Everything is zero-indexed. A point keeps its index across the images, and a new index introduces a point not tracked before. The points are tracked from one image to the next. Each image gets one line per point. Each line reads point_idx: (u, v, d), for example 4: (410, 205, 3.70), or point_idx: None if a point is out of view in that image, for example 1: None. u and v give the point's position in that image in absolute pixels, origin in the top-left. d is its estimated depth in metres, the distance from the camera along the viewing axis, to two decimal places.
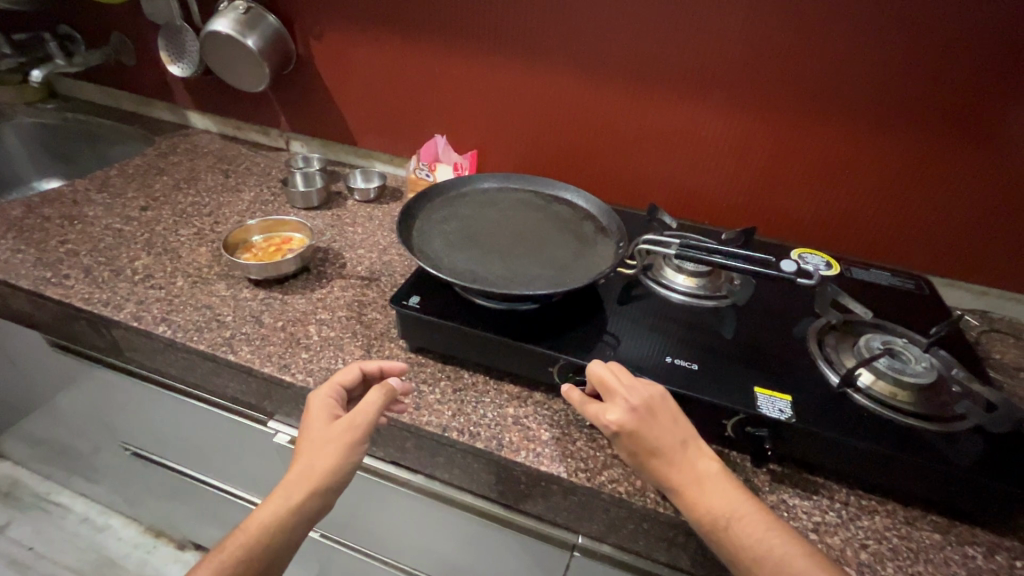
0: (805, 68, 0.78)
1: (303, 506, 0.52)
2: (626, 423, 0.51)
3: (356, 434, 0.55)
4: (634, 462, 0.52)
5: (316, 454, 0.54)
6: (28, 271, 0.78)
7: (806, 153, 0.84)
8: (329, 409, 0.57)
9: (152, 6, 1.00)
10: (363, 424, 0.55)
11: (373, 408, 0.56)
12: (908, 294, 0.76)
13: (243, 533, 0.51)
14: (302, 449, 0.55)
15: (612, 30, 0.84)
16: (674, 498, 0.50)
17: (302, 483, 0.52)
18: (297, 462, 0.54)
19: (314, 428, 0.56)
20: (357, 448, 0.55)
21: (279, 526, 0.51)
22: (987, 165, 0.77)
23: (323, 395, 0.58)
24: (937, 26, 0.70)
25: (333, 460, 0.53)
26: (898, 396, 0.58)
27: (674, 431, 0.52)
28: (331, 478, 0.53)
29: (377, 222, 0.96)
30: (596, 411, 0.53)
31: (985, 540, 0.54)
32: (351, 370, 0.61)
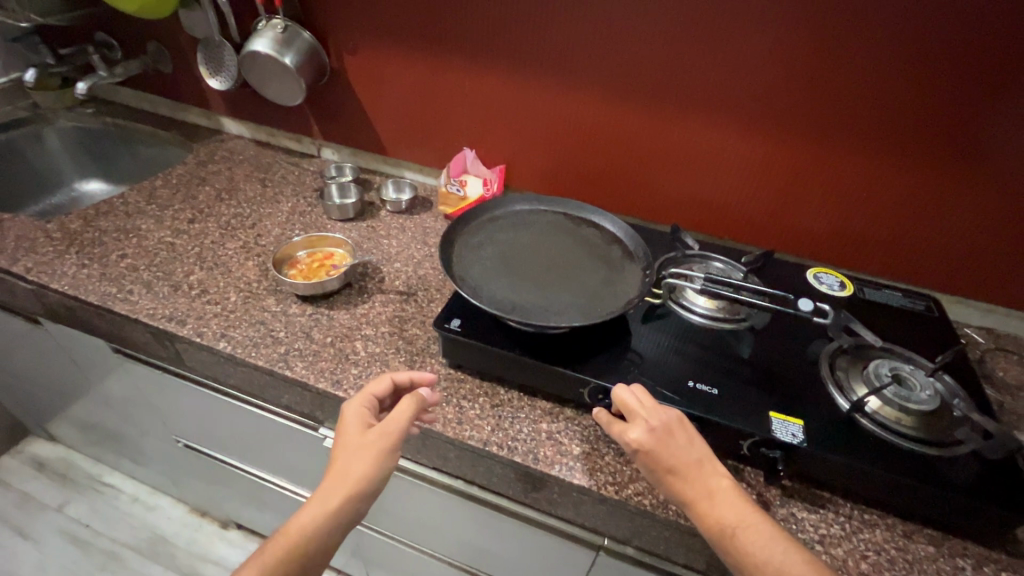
0: (826, 96, 0.81)
1: (340, 511, 0.57)
2: (644, 442, 0.57)
3: (389, 442, 0.61)
4: (652, 477, 0.58)
5: (352, 462, 0.59)
6: (95, 286, 0.84)
7: (828, 176, 0.87)
8: (363, 418, 0.63)
9: (192, 22, 1.05)
10: (397, 433, 0.61)
11: (405, 418, 0.62)
12: (919, 317, 0.79)
13: (284, 536, 0.56)
14: (338, 456, 0.60)
15: (635, 52, 0.86)
16: (693, 510, 0.55)
17: (339, 489, 0.58)
18: (334, 469, 0.59)
19: (350, 436, 0.61)
20: (390, 456, 0.60)
21: (317, 529, 0.56)
22: (986, 189, 0.80)
23: (357, 405, 0.64)
24: (937, 58, 0.73)
25: (368, 467, 0.59)
26: (903, 421, 0.63)
27: (691, 449, 0.58)
28: (367, 484, 0.59)
29: (410, 234, 1.01)
30: (620, 432, 0.60)
31: (975, 552, 0.60)
32: (384, 381, 0.66)
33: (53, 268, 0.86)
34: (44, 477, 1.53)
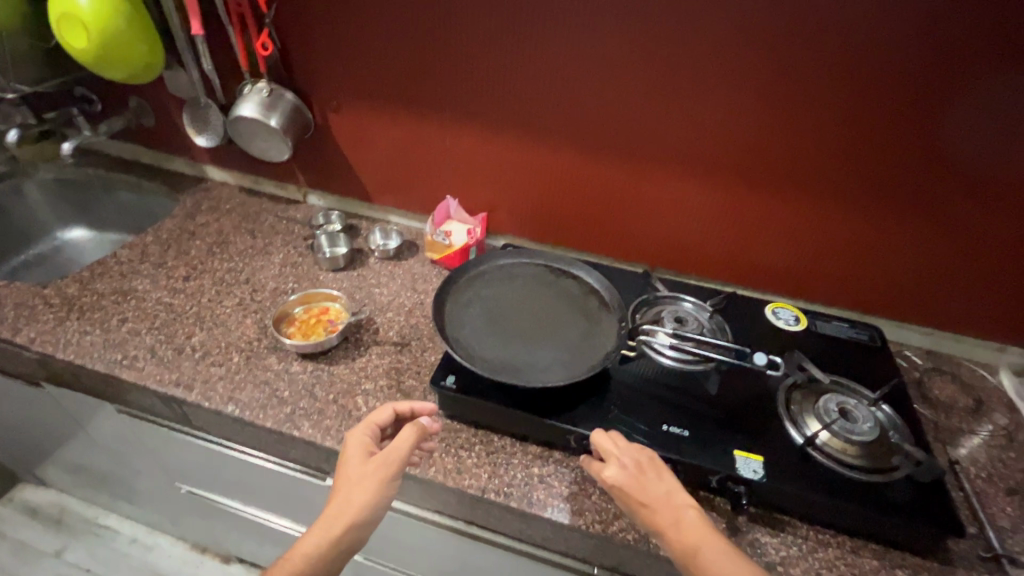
0: (774, 152, 0.90)
1: (341, 537, 0.62)
2: (618, 478, 0.65)
3: (390, 470, 0.65)
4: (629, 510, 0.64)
5: (354, 490, 0.64)
6: (100, 354, 0.87)
7: (779, 220, 0.96)
8: (365, 447, 0.68)
9: (177, 84, 1.08)
10: (397, 461, 0.66)
11: (405, 447, 0.67)
12: (863, 348, 0.89)
13: (290, 561, 0.61)
14: (342, 483, 0.65)
15: (603, 112, 0.94)
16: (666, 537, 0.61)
17: (342, 515, 0.62)
18: (338, 496, 0.64)
19: (353, 463, 0.66)
20: (391, 483, 0.65)
21: (320, 553, 0.61)
22: (914, 232, 0.90)
23: (360, 434, 0.69)
24: (867, 122, 0.83)
25: (369, 494, 0.63)
26: (848, 450, 0.72)
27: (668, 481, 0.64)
28: (368, 510, 0.63)
29: (399, 281, 1.07)
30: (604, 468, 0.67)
31: (912, 562, 0.69)
32: (385, 411, 0.73)
33: (56, 337, 0.90)
34: (38, 524, 1.54)
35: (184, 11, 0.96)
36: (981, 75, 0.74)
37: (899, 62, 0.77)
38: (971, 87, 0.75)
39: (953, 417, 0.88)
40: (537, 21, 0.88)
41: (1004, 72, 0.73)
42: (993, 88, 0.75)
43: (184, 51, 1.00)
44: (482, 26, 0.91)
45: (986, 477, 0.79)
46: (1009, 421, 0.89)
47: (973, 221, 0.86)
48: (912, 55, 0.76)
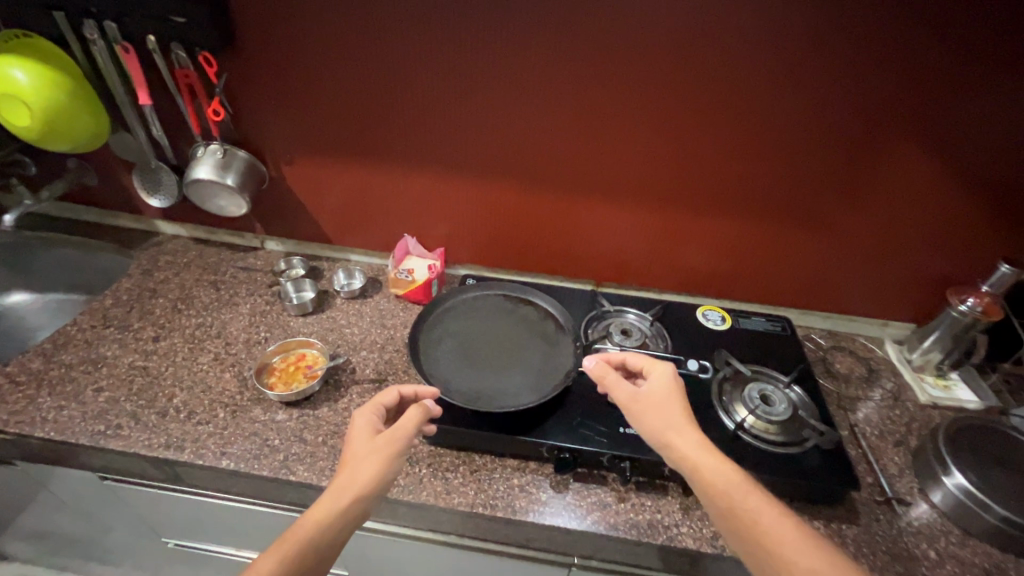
0: (690, 178, 1.04)
1: (349, 509, 0.63)
2: (663, 375, 0.78)
3: (396, 446, 0.69)
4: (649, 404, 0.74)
5: (361, 463, 0.67)
6: (81, 427, 0.89)
7: (700, 234, 1.11)
8: (371, 426, 0.73)
9: (124, 147, 1.10)
10: (402, 437, 0.70)
11: (410, 425, 0.72)
12: (777, 337, 1.06)
13: (298, 530, 0.60)
14: (351, 459, 0.68)
15: (542, 152, 1.05)
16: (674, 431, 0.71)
17: (350, 488, 0.64)
18: (345, 471, 0.66)
19: (361, 442, 0.70)
20: (396, 459, 0.68)
21: (329, 524, 0.61)
22: (808, 235, 1.07)
23: (367, 415, 0.75)
24: (761, 150, 0.98)
25: (376, 466, 0.66)
26: (769, 430, 0.86)
27: (672, 391, 0.76)
28: (375, 482, 0.65)
29: (368, 319, 1.14)
30: (614, 376, 0.78)
31: (827, 514, 0.84)
32: (391, 394, 0.79)
33: (31, 416, 0.90)
34: None
35: (128, 80, 0.99)
36: (850, 115, 0.91)
37: (788, 105, 0.92)
38: (844, 123, 0.92)
39: (851, 386, 1.06)
40: (478, 77, 0.97)
41: (867, 112, 0.90)
42: (860, 124, 0.92)
43: (130, 116, 1.02)
44: (427, 83, 0.99)
45: (878, 434, 0.97)
46: (894, 384, 1.08)
47: (851, 224, 1.04)
48: (797, 99, 0.91)
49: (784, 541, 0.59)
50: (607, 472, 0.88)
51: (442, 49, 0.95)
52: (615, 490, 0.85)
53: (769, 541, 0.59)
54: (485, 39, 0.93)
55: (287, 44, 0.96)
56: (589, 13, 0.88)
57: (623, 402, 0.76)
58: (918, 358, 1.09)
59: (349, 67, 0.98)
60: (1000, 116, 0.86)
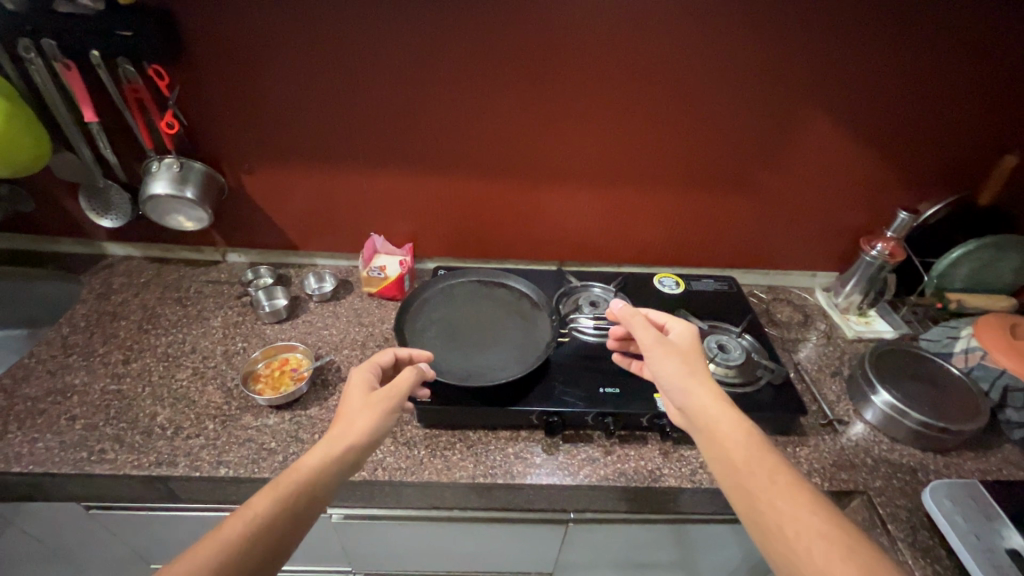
0: (636, 156, 1.13)
1: (344, 456, 0.67)
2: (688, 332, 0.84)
3: (390, 403, 0.74)
4: (674, 351, 0.80)
5: (357, 415, 0.71)
6: (61, 457, 0.87)
7: (649, 208, 1.21)
8: (367, 383, 0.77)
9: (66, 168, 1.05)
10: (397, 395, 0.75)
11: (405, 385, 0.77)
12: (726, 294, 1.18)
13: (294, 472, 0.63)
14: (345, 412, 0.72)
15: (499, 142, 1.11)
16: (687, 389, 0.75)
17: (346, 438, 0.68)
18: (341, 423, 0.70)
19: (356, 396, 0.74)
20: (390, 415, 0.73)
21: (325, 469, 0.65)
22: (743, 201, 1.20)
23: (364, 371, 0.79)
24: (695, 126, 1.09)
25: (371, 419, 0.71)
26: (727, 373, 0.97)
27: (691, 345, 0.82)
28: (370, 433, 0.70)
29: (345, 319, 1.16)
30: (642, 319, 0.83)
31: (783, 440, 0.96)
32: (388, 353, 0.84)
33: (3, 452, 0.86)
34: None
35: (69, 97, 0.96)
36: (774, 88, 1.03)
37: (722, 84, 1.03)
38: (769, 97, 1.04)
39: (791, 331, 1.20)
40: (436, 77, 1.02)
41: (787, 85, 1.03)
42: (781, 97, 1.04)
43: (74, 135, 0.99)
44: (385, 83, 1.02)
45: (817, 368, 1.12)
46: (825, 325, 1.23)
47: (777, 187, 1.18)
48: (728, 78, 1.02)
49: (783, 495, 0.62)
50: (592, 430, 0.96)
51: (397, 48, 0.98)
52: (601, 445, 0.94)
53: (769, 493, 0.62)
54: (441, 39, 0.98)
55: (240, 54, 0.97)
56: (536, 10, 0.95)
57: (649, 342, 0.80)
58: (843, 301, 1.25)
59: (305, 73, 1.00)
60: (894, 85, 1.02)
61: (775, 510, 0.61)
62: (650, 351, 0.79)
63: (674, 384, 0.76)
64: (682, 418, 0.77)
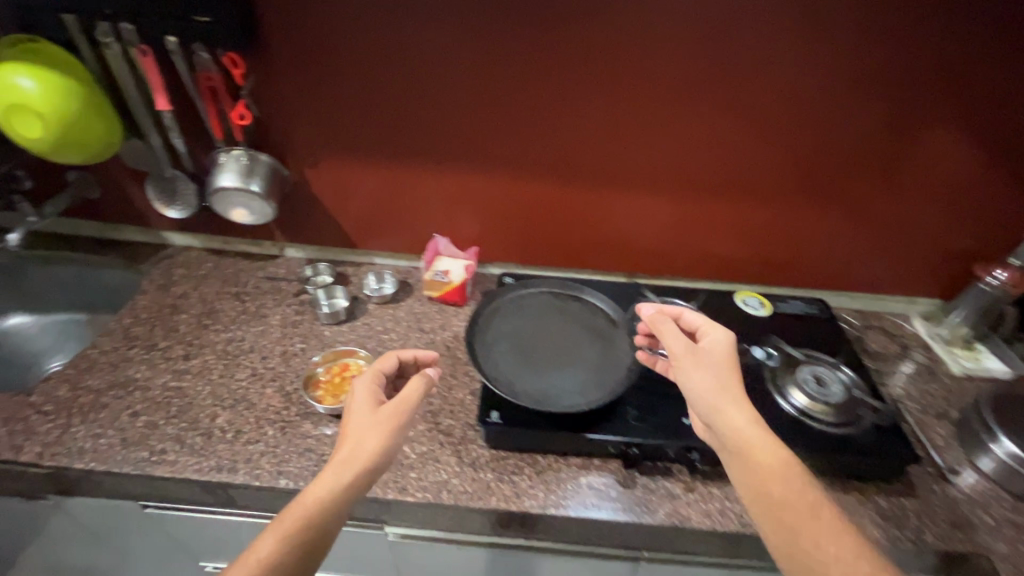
0: (720, 161, 1.03)
1: (352, 482, 0.63)
2: (717, 339, 0.79)
3: (400, 417, 0.70)
4: (701, 362, 0.75)
5: (366, 433, 0.67)
6: (122, 455, 0.84)
7: (730, 218, 1.11)
8: (374, 395, 0.73)
9: (135, 156, 1.03)
10: (407, 408, 0.71)
11: (415, 396, 0.72)
12: (816, 319, 1.08)
13: (301, 506, 0.60)
14: (352, 432, 0.68)
15: (573, 142, 1.03)
16: (720, 411, 0.71)
17: (356, 461, 0.65)
18: (347, 443, 0.66)
19: (363, 412, 0.70)
20: (400, 430, 0.69)
21: (334, 498, 0.61)
22: (837, 214, 1.08)
23: (369, 382, 0.75)
24: (788, 129, 0.98)
25: (380, 439, 0.67)
26: (826, 412, 0.87)
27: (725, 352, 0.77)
28: (379, 453, 0.66)
29: (404, 324, 1.11)
30: (671, 327, 0.79)
31: (890, 490, 0.85)
32: (391, 359, 0.80)
33: (66, 447, 0.85)
34: None
35: (143, 84, 0.94)
36: (886, 92, 0.93)
37: (828, 86, 0.93)
38: (878, 102, 0.94)
39: (887, 362, 1.09)
40: (514, 71, 0.95)
41: (902, 89, 0.92)
42: (894, 102, 0.94)
43: (145, 123, 0.97)
44: (460, 77, 0.96)
45: (920, 408, 1.00)
46: (926, 358, 1.12)
47: (877, 200, 1.06)
48: (835, 79, 0.93)
49: (828, 537, 0.59)
50: (671, 463, 0.88)
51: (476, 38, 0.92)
52: (683, 481, 0.86)
53: (813, 536, 0.60)
54: (524, 31, 0.91)
55: (315, 43, 0.92)
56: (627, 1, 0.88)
57: (677, 352, 0.77)
58: (947, 332, 1.13)
59: (380, 64, 0.95)
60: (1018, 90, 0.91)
61: (819, 554, 0.59)
62: (676, 362, 0.76)
63: (703, 403, 0.72)
64: (712, 434, 0.73)
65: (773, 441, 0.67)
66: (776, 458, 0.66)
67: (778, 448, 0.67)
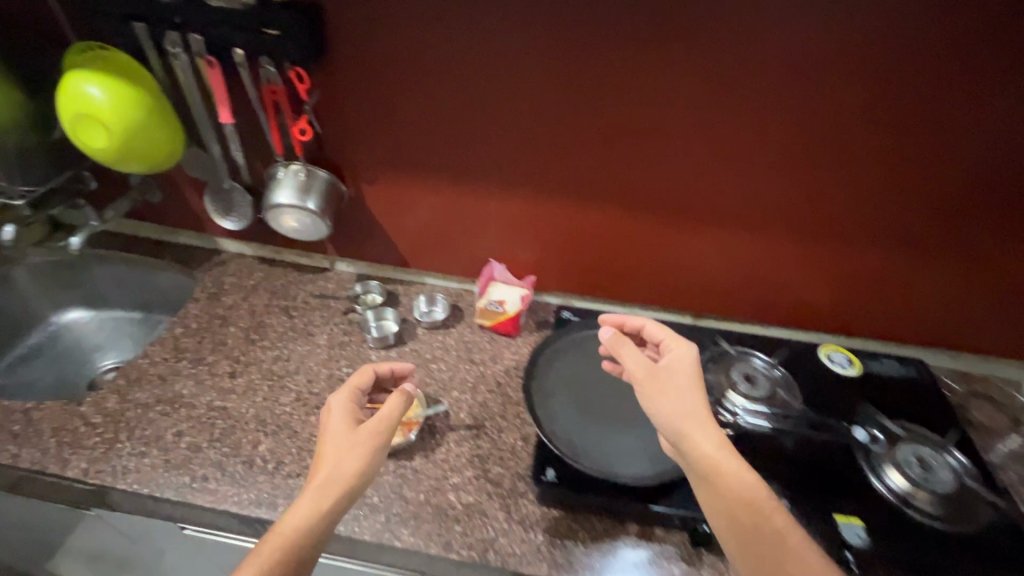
0: (806, 196, 0.92)
1: (332, 506, 0.63)
2: (680, 359, 0.74)
3: (379, 436, 0.70)
4: (665, 386, 0.71)
5: (345, 454, 0.67)
6: (165, 479, 0.82)
7: (813, 259, 0.99)
8: (352, 413, 0.73)
9: (196, 165, 1.02)
10: (386, 426, 0.71)
11: (393, 414, 0.72)
12: (913, 384, 0.95)
13: (278, 536, 0.59)
14: (329, 451, 0.68)
15: (643, 168, 0.94)
16: (684, 436, 0.67)
17: (336, 484, 0.64)
18: (325, 465, 0.66)
19: (340, 432, 0.70)
20: (380, 449, 0.69)
21: (313, 525, 0.61)
22: (942, 261, 0.94)
23: (344, 399, 0.75)
24: (890, 162, 0.86)
25: (360, 460, 0.67)
26: (936, 506, 0.76)
27: (691, 372, 0.73)
28: (359, 474, 0.66)
29: (454, 353, 1.05)
30: (632, 348, 0.75)
31: None
32: (366, 374, 0.80)
33: (111, 465, 0.83)
34: None
35: (207, 93, 0.92)
36: (1009, 128, 0.80)
37: (936, 122, 0.82)
38: (1003, 134, 0.81)
39: (994, 438, 0.96)
40: (584, 94, 0.88)
41: None
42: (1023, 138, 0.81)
43: (206, 131, 0.95)
44: (526, 95, 0.89)
45: None
46: None
47: (993, 247, 0.91)
48: (953, 110, 0.80)
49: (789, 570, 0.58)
50: None
51: (549, 55, 0.85)
52: None
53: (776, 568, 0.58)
54: (601, 51, 0.83)
55: (381, 56, 0.87)
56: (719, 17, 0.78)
57: (641, 375, 0.72)
58: None
59: (446, 80, 0.89)
60: None
61: None
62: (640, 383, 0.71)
63: (668, 427, 0.68)
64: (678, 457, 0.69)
65: (734, 464, 0.65)
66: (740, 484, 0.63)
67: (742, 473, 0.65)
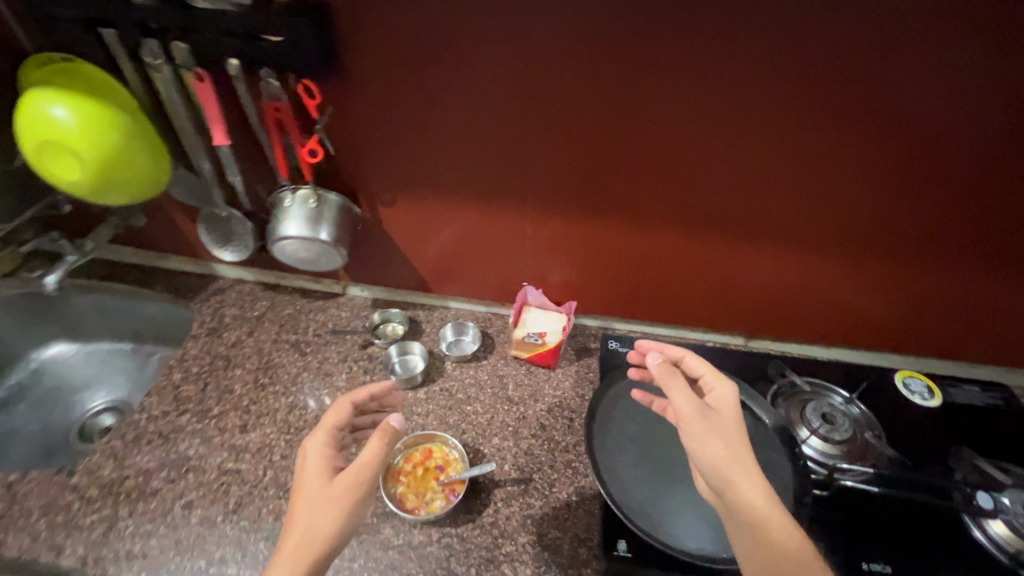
0: (886, 215, 0.79)
1: None
2: (722, 401, 0.64)
3: (358, 489, 0.58)
4: (711, 428, 0.60)
5: (316, 514, 0.56)
6: (177, 564, 0.72)
7: (885, 279, 0.87)
8: (328, 460, 0.61)
9: (189, 190, 0.89)
10: (367, 475, 0.59)
11: (374, 459, 0.59)
12: (998, 415, 0.87)
13: None
14: (300, 510, 0.57)
15: (697, 186, 0.80)
16: (734, 488, 0.57)
17: (308, 551, 0.54)
18: (295, 529, 0.55)
19: (314, 486, 0.58)
20: (362, 503, 0.58)
21: None
22: None
23: (319, 444, 0.62)
24: (993, 180, 0.72)
25: (334, 521, 0.56)
26: None
27: (737, 414, 0.63)
28: (335, 538, 0.55)
29: (489, 391, 0.94)
30: (680, 385, 0.63)
31: None
32: (343, 409, 0.67)
33: (112, 551, 0.72)
34: None
35: (197, 114, 0.78)
36: None
37: None
38: None
39: None
40: (626, 106, 0.73)
41: None
42: None
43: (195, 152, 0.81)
44: (562, 103, 0.74)
45: None
46: None
47: None
48: None
49: None
50: None
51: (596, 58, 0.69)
52: None
53: None
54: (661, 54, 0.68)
55: (399, 61, 0.72)
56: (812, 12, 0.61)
57: (688, 416, 0.61)
58: None
59: (476, 89, 0.74)
60: None
61: None
62: (683, 429, 0.60)
63: (715, 479, 0.58)
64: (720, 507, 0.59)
65: (789, 523, 0.55)
66: (794, 545, 0.54)
67: (799, 534, 0.55)
